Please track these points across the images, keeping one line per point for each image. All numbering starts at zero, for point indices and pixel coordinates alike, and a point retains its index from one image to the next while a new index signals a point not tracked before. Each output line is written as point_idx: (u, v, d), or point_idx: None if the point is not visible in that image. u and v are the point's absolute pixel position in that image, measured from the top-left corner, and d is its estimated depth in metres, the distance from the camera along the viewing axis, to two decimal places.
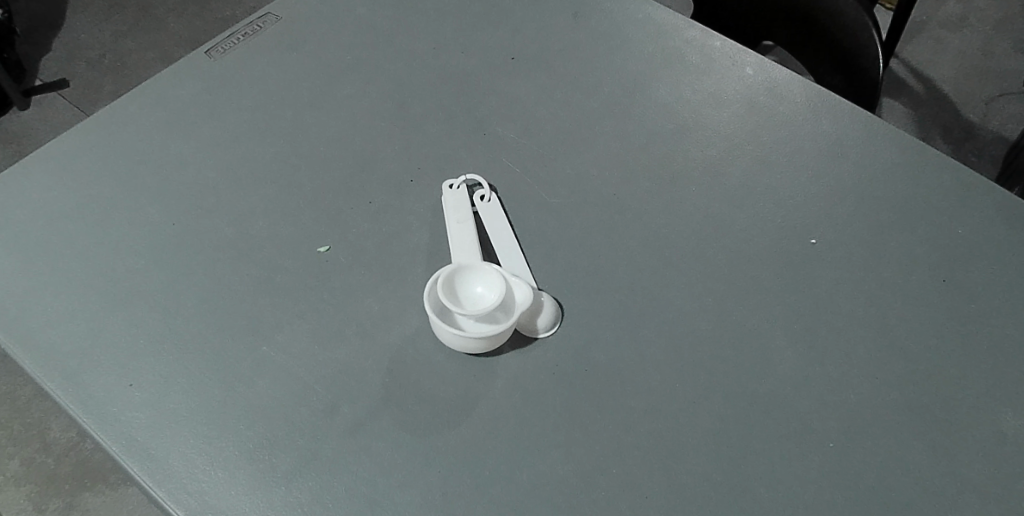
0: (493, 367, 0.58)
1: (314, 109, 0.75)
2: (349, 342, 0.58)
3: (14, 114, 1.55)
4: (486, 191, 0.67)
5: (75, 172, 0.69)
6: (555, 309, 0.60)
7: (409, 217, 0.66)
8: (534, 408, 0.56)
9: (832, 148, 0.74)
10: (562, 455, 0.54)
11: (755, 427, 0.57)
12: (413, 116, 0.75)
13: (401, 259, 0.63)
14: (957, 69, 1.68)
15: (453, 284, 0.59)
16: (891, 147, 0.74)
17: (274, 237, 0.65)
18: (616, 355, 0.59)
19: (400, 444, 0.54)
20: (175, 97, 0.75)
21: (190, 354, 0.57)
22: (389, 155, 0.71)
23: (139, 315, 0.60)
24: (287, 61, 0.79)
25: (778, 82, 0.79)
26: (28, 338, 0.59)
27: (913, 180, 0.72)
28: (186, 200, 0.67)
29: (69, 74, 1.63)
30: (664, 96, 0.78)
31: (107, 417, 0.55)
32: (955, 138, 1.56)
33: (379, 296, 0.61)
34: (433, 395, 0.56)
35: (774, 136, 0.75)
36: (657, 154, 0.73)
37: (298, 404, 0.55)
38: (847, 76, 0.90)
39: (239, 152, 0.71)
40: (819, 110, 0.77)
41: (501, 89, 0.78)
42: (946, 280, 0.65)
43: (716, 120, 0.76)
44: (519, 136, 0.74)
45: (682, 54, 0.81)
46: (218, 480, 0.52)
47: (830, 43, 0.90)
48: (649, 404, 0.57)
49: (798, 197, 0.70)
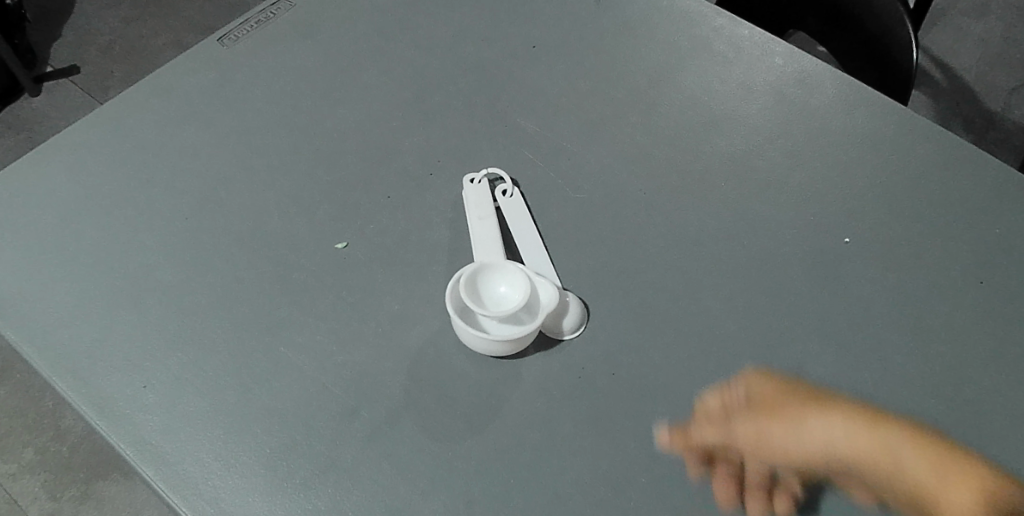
0: (517, 369, 0.56)
1: (328, 100, 0.73)
2: (367, 342, 0.57)
3: (26, 101, 1.54)
4: (508, 185, 0.65)
5: (86, 165, 0.68)
6: (580, 310, 0.58)
7: (428, 212, 0.64)
8: (557, 412, 0.54)
9: (863, 141, 0.71)
10: (588, 462, 0.52)
11: (786, 434, 0.54)
12: (430, 107, 0.73)
13: (421, 256, 0.61)
14: (980, 57, 1.63)
15: (476, 283, 0.57)
16: (926, 141, 0.71)
17: (289, 232, 0.63)
18: (642, 358, 0.57)
19: (419, 449, 0.52)
20: (186, 87, 0.74)
21: (204, 355, 0.56)
22: (407, 147, 0.69)
23: (153, 314, 0.58)
24: (301, 49, 0.77)
25: (808, 70, 0.76)
26: (40, 339, 0.57)
27: (948, 175, 0.69)
28: (199, 195, 0.65)
29: (81, 59, 1.62)
30: (690, 86, 0.75)
31: (121, 419, 0.53)
32: (976, 128, 1.52)
33: (399, 294, 0.59)
34: (455, 398, 0.54)
35: (803, 128, 0.72)
36: (683, 148, 0.70)
37: (316, 407, 0.54)
38: (879, 68, 0.87)
39: (253, 144, 0.69)
40: (850, 101, 0.74)
41: (521, 79, 0.75)
42: (983, 281, 0.63)
43: (744, 111, 0.73)
44: (540, 129, 0.71)
45: (708, 42, 0.79)
46: (234, 486, 0.50)
47: (860, 34, 0.87)
48: (677, 409, 0.55)
49: (831, 194, 0.68)
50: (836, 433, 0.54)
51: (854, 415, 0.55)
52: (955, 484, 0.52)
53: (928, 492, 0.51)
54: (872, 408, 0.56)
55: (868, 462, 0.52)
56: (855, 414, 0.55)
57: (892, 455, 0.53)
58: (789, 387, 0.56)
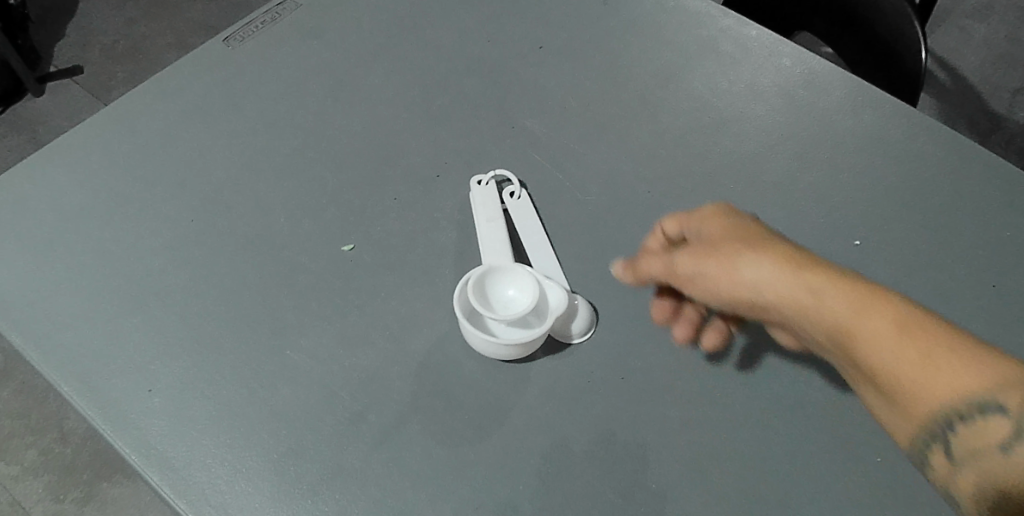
0: (525, 374, 0.55)
1: (334, 101, 0.72)
2: (374, 346, 0.56)
3: (29, 101, 1.54)
4: (516, 187, 0.65)
5: (91, 167, 0.67)
6: (589, 313, 0.57)
7: (435, 214, 0.64)
8: (566, 417, 0.54)
9: (873, 143, 0.71)
10: (597, 467, 0.52)
11: (798, 439, 0.54)
12: (437, 108, 0.72)
13: (429, 259, 0.61)
14: (984, 58, 1.63)
15: (484, 286, 0.56)
16: (936, 143, 0.71)
17: (295, 234, 0.62)
18: (651, 361, 0.57)
19: (427, 454, 0.52)
20: (191, 88, 0.73)
21: (209, 359, 0.55)
22: (413, 148, 0.69)
23: (158, 317, 0.58)
24: (306, 50, 0.77)
25: (817, 71, 0.75)
26: (45, 342, 0.57)
27: (959, 177, 0.68)
28: (205, 196, 0.65)
29: (84, 60, 1.62)
30: (698, 88, 0.75)
31: (126, 424, 0.53)
32: (981, 129, 1.51)
33: (406, 297, 0.59)
34: (463, 403, 0.54)
35: (812, 130, 0.72)
36: (691, 150, 0.70)
37: (323, 411, 0.53)
38: (888, 70, 0.86)
39: (259, 145, 0.69)
40: (859, 103, 0.73)
41: (528, 80, 0.75)
42: (994, 285, 0.62)
43: (752, 112, 0.73)
44: (547, 131, 0.71)
45: (716, 43, 0.78)
46: (240, 492, 0.50)
47: (869, 35, 0.87)
48: (687, 414, 0.54)
49: (841, 197, 0.67)
50: (764, 278, 0.50)
51: (794, 257, 0.49)
52: (915, 352, 0.42)
53: (847, 331, 0.45)
54: (806, 255, 0.50)
55: (791, 302, 0.48)
56: (784, 251, 0.50)
57: (812, 293, 0.47)
58: (738, 226, 0.55)
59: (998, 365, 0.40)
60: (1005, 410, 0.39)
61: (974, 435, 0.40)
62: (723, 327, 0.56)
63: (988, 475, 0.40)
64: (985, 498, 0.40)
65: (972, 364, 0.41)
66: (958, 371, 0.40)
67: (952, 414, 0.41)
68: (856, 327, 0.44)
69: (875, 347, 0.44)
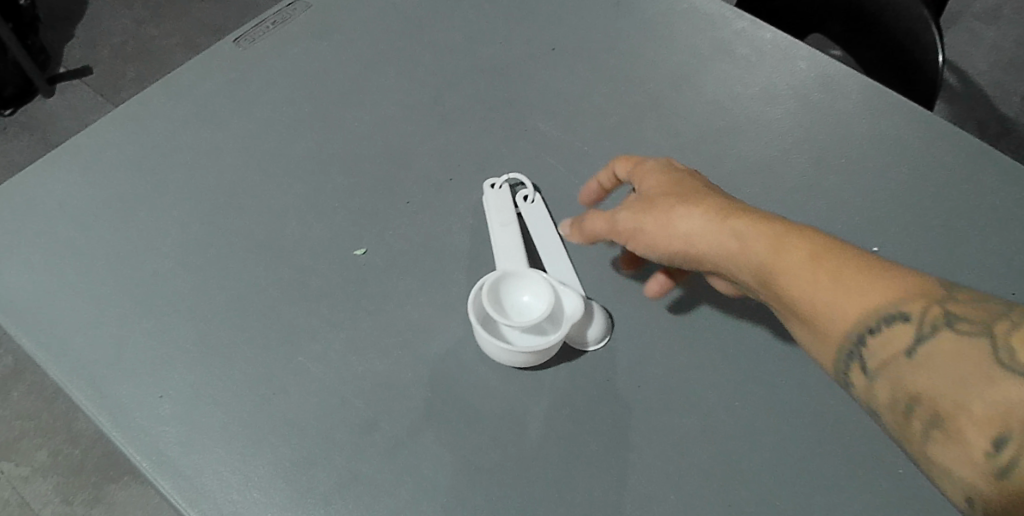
0: (540, 381, 0.55)
1: (345, 103, 0.72)
2: (387, 352, 0.55)
3: (39, 102, 1.54)
4: (529, 191, 0.64)
5: (101, 169, 0.67)
6: (604, 320, 0.56)
7: (448, 218, 0.63)
8: (582, 426, 0.53)
9: (891, 147, 0.70)
10: (613, 477, 0.51)
11: (817, 449, 0.53)
12: (450, 111, 0.72)
13: (442, 264, 0.60)
14: (995, 60, 1.61)
15: (498, 292, 0.56)
16: (956, 149, 0.69)
17: (307, 238, 0.62)
18: (668, 369, 0.56)
19: (441, 463, 0.51)
20: (201, 89, 0.72)
21: (220, 364, 0.55)
22: (425, 151, 0.68)
23: (169, 321, 0.57)
24: (316, 51, 0.76)
25: (834, 74, 0.74)
26: (55, 347, 0.57)
27: (978, 183, 0.68)
28: (216, 199, 0.64)
29: (93, 61, 1.62)
30: (712, 91, 0.74)
31: (137, 430, 0.52)
32: (991, 133, 1.50)
33: (419, 303, 0.58)
34: (477, 410, 0.53)
35: (829, 134, 0.71)
36: (707, 154, 0.69)
37: (336, 418, 0.52)
38: (904, 73, 0.85)
39: (270, 148, 0.68)
40: (877, 106, 0.72)
41: (540, 83, 0.74)
42: (1014, 293, 0.61)
43: (768, 116, 0.72)
44: (561, 134, 0.70)
45: (731, 46, 0.77)
46: (252, 500, 0.49)
47: (885, 38, 0.85)
48: (705, 423, 0.53)
49: (858, 203, 0.66)
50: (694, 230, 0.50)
51: (723, 205, 0.50)
52: (823, 276, 0.42)
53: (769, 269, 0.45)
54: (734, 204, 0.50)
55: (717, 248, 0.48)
56: (709, 200, 0.51)
57: (731, 236, 0.48)
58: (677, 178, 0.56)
59: (904, 279, 0.40)
60: (910, 318, 0.38)
61: (882, 344, 0.39)
62: (665, 280, 0.56)
63: (897, 384, 0.38)
64: (897, 408, 0.38)
65: (873, 282, 0.40)
66: (866, 291, 0.40)
67: (862, 330, 0.40)
68: (774, 262, 0.45)
69: (790, 276, 0.44)
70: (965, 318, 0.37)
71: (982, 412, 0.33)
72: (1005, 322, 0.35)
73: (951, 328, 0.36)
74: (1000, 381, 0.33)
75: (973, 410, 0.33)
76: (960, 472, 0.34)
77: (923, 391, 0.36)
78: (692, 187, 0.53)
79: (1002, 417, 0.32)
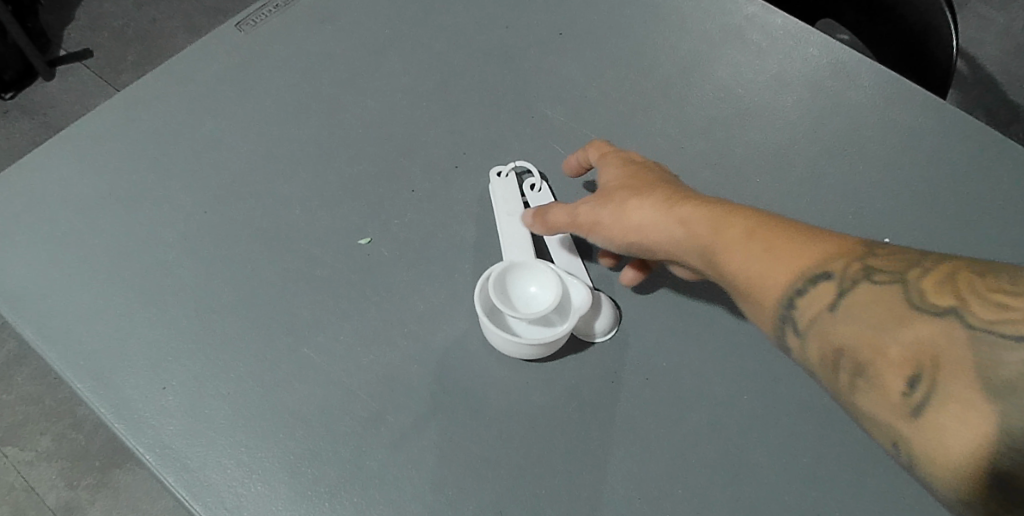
0: (547, 373, 0.54)
1: (348, 89, 0.71)
2: (393, 344, 0.55)
3: (39, 85, 1.53)
4: (536, 180, 0.63)
5: (102, 157, 0.66)
6: (612, 311, 0.55)
7: (454, 208, 0.62)
8: (589, 419, 0.52)
9: (904, 136, 0.68)
10: (622, 471, 0.51)
11: (827, 443, 0.52)
12: (455, 97, 0.70)
13: (448, 254, 0.60)
14: (1006, 45, 1.59)
15: (504, 283, 0.55)
16: (971, 139, 0.68)
17: (312, 227, 0.61)
18: (677, 362, 0.55)
19: (448, 456, 0.51)
20: (202, 74, 0.71)
21: (224, 355, 0.54)
22: (431, 139, 0.67)
23: (172, 312, 0.57)
24: (319, 35, 0.75)
25: (847, 61, 0.73)
26: (57, 338, 0.56)
27: (992, 173, 0.66)
28: (219, 187, 0.64)
29: (93, 43, 1.60)
30: (723, 78, 0.72)
31: (140, 422, 0.52)
32: (1000, 120, 1.48)
33: (425, 294, 0.57)
34: (484, 403, 0.53)
35: (841, 123, 0.69)
36: (717, 143, 0.68)
37: (341, 411, 0.52)
38: (918, 61, 0.83)
39: (273, 135, 0.67)
40: (890, 94, 0.71)
41: (547, 69, 0.73)
42: None
43: (779, 104, 0.71)
44: (569, 121, 0.69)
45: (741, 31, 0.76)
46: (257, 494, 0.49)
47: (898, 25, 0.83)
48: (713, 416, 0.53)
49: (870, 193, 0.65)
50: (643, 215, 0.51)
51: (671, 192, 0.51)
52: (758, 247, 0.43)
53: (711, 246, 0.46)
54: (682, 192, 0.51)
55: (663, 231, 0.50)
56: (657, 187, 0.53)
57: (675, 218, 0.49)
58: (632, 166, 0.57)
59: (829, 243, 0.41)
60: (834, 277, 0.40)
61: (809, 304, 0.40)
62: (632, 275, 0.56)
63: (826, 343, 0.39)
64: (827, 364, 0.39)
65: (802, 247, 0.42)
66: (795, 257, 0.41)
67: (791, 292, 0.41)
68: (714, 239, 0.46)
69: (729, 251, 0.45)
70: (883, 270, 0.38)
71: (898, 354, 0.35)
72: (917, 270, 0.37)
73: (871, 280, 0.38)
74: (913, 323, 0.35)
75: (890, 353, 0.35)
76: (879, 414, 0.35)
77: (848, 343, 0.37)
78: (643, 175, 0.55)
79: (917, 357, 0.34)
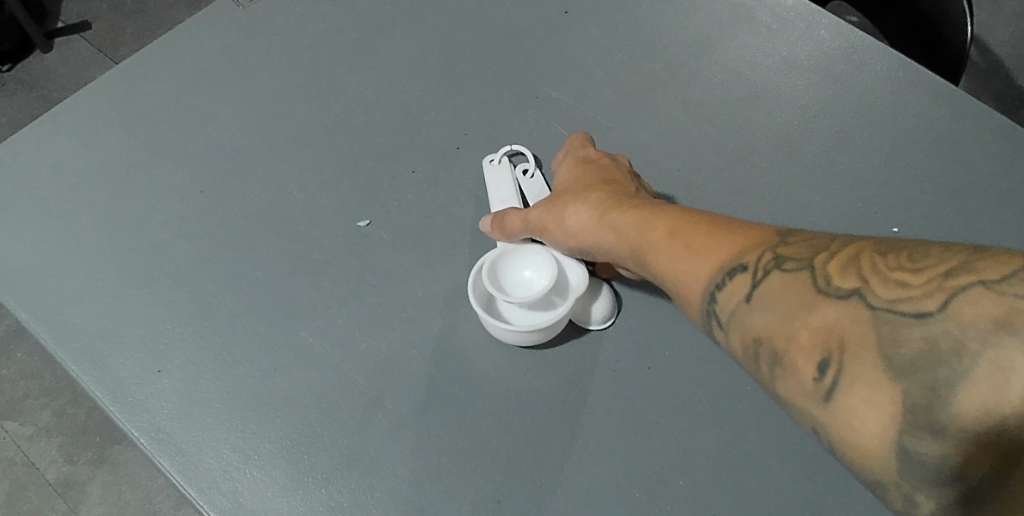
0: (546, 361, 0.54)
1: (348, 67, 0.69)
2: (391, 329, 0.54)
3: (37, 58, 1.50)
4: (529, 165, 0.61)
5: (98, 135, 0.65)
6: (611, 297, 0.54)
7: (455, 191, 0.61)
8: (588, 408, 0.52)
9: (915, 121, 0.67)
10: (621, 460, 0.50)
11: None
12: (457, 77, 0.69)
13: (447, 239, 0.59)
14: None
15: (498, 271, 0.54)
16: (985, 124, 0.66)
17: (310, 209, 0.60)
18: (678, 350, 0.54)
19: (445, 444, 0.50)
20: (199, 50, 0.70)
21: (219, 339, 0.54)
22: (431, 120, 0.66)
23: (167, 295, 0.56)
24: (318, 11, 0.73)
25: (858, 44, 0.71)
26: (52, 319, 0.55)
27: (1005, 159, 0.65)
28: (217, 167, 0.62)
29: (92, 15, 1.57)
30: (731, 60, 0.71)
31: (135, 406, 0.52)
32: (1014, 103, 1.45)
33: (424, 279, 0.56)
34: (482, 390, 0.52)
35: (851, 108, 0.68)
36: (723, 128, 0.67)
37: (338, 397, 0.51)
38: (932, 45, 0.81)
39: (271, 114, 0.66)
40: (902, 78, 0.69)
41: (552, 48, 0.71)
42: None
43: (788, 88, 0.69)
44: (573, 103, 0.68)
45: (751, 11, 0.74)
46: (253, 480, 0.49)
47: (912, 9, 0.81)
48: (715, 405, 0.52)
49: (880, 180, 0.64)
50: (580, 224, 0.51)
51: (611, 198, 0.50)
52: (678, 244, 0.40)
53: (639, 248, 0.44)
54: (620, 197, 0.50)
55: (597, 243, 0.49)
56: (594, 192, 0.52)
57: (607, 224, 0.48)
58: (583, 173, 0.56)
59: (747, 232, 0.37)
60: (748, 267, 0.35)
61: (724, 296, 0.35)
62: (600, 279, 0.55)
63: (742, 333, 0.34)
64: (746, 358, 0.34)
65: (723, 237, 0.38)
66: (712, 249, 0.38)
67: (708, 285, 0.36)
68: (640, 242, 0.44)
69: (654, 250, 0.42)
70: (792, 257, 0.33)
71: (807, 339, 0.30)
72: (825, 252, 0.32)
73: (780, 268, 0.33)
74: (818, 307, 0.30)
75: (799, 339, 0.31)
76: (798, 406, 0.31)
77: (764, 333, 0.32)
78: (586, 181, 0.54)
79: (825, 341, 0.30)
